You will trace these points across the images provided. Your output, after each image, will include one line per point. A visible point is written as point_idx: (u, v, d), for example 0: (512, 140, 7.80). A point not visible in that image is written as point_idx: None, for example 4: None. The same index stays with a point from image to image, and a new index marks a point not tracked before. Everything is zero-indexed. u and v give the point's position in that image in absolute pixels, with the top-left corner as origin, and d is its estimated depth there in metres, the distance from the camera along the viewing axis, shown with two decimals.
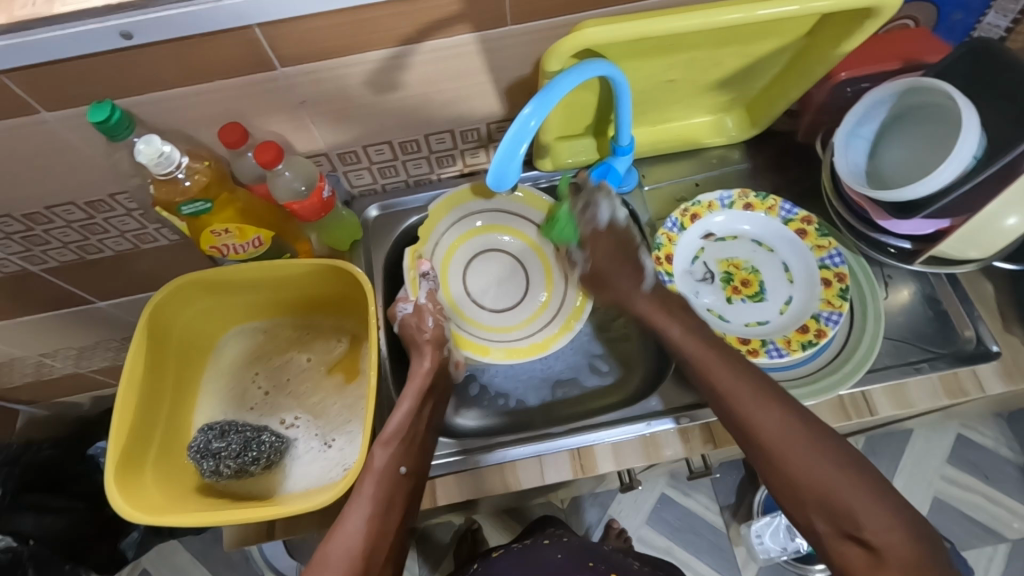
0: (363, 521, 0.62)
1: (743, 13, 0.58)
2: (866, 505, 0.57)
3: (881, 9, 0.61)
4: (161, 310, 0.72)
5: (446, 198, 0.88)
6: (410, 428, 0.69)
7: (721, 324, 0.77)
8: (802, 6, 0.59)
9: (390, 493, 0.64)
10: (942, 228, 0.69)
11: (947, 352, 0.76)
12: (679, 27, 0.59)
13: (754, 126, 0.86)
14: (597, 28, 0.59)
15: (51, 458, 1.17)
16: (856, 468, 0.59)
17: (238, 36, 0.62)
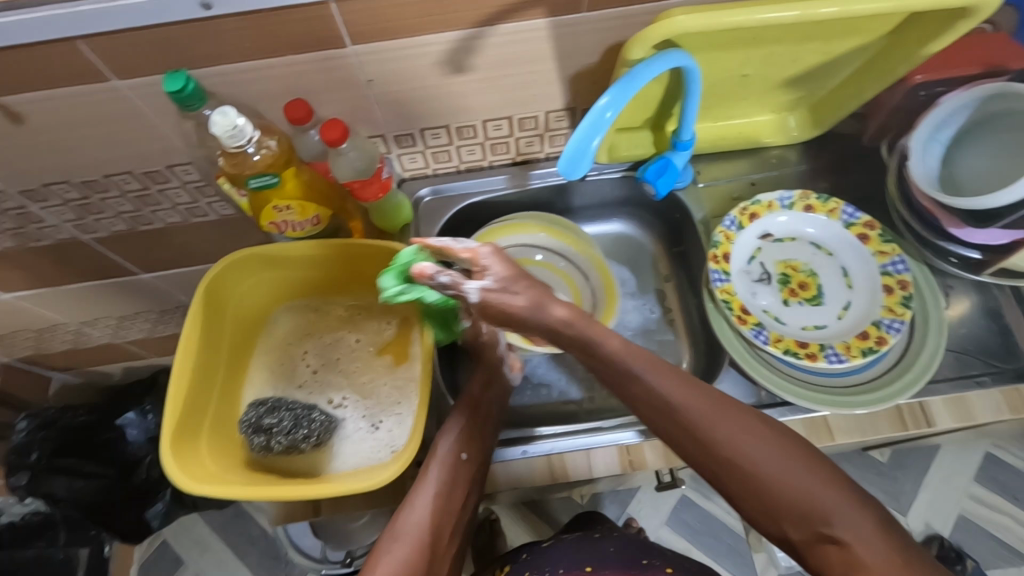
0: (429, 504, 0.62)
1: (837, 8, 0.57)
2: (843, 504, 0.49)
3: (978, 9, 0.59)
4: (219, 282, 0.73)
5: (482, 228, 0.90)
6: (471, 419, 0.68)
7: (777, 326, 0.76)
8: (896, 5, 0.57)
9: (456, 477, 0.64)
10: (1017, 241, 0.67)
11: (1010, 367, 0.74)
12: (771, 19, 0.57)
13: (817, 126, 0.84)
14: (685, 17, 0.58)
15: (86, 424, 1.18)
16: (835, 473, 0.51)
17: (316, 11, 0.61)
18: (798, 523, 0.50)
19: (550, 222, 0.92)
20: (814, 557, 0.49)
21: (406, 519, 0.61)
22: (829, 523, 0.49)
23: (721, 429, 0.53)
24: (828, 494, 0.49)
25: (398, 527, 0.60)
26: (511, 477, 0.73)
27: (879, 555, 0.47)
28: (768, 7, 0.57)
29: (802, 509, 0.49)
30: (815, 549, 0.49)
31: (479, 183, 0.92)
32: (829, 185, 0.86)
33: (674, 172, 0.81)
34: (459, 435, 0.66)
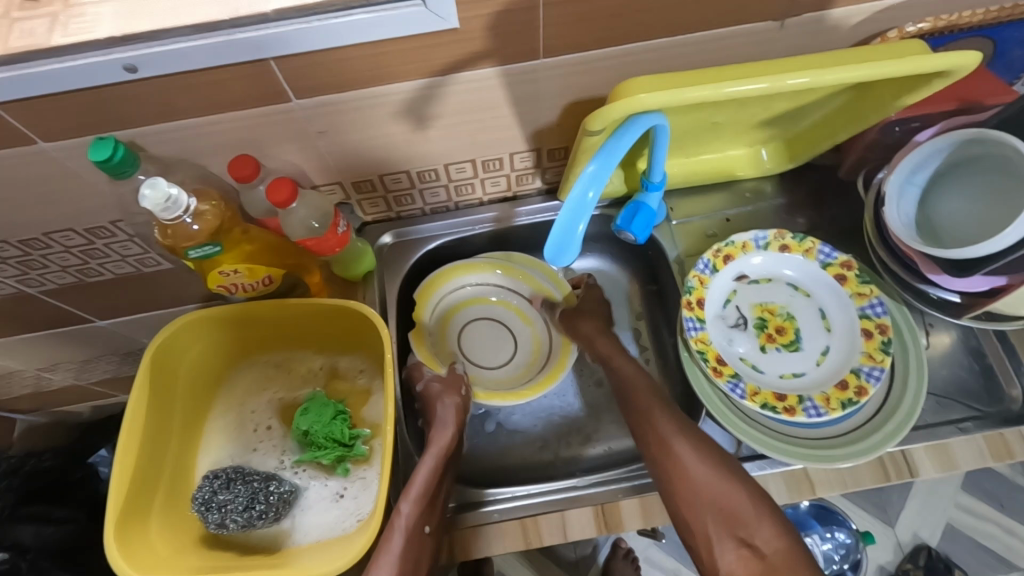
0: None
1: (807, 78, 0.53)
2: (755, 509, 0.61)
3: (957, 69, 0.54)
4: (166, 349, 0.69)
5: (442, 271, 0.86)
6: (434, 487, 0.66)
7: (755, 376, 0.73)
8: (867, 72, 0.53)
9: (419, 554, 0.62)
10: (998, 287, 0.65)
11: (993, 411, 0.72)
12: (743, 93, 0.54)
13: (791, 161, 0.81)
14: (650, 95, 0.54)
15: (52, 468, 1.09)
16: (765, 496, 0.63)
17: (252, 69, 0.57)
18: (724, 527, 0.62)
19: (501, 260, 0.88)
20: (725, 555, 0.61)
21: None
22: (749, 530, 0.61)
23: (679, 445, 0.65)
24: (750, 505, 0.61)
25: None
26: (480, 544, 0.70)
27: (785, 557, 0.59)
28: (739, 80, 0.54)
29: (727, 514, 0.62)
30: (728, 549, 0.61)
31: (446, 225, 0.88)
32: (805, 220, 0.84)
33: (650, 215, 0.77)
34: (419, 507, 0.63)
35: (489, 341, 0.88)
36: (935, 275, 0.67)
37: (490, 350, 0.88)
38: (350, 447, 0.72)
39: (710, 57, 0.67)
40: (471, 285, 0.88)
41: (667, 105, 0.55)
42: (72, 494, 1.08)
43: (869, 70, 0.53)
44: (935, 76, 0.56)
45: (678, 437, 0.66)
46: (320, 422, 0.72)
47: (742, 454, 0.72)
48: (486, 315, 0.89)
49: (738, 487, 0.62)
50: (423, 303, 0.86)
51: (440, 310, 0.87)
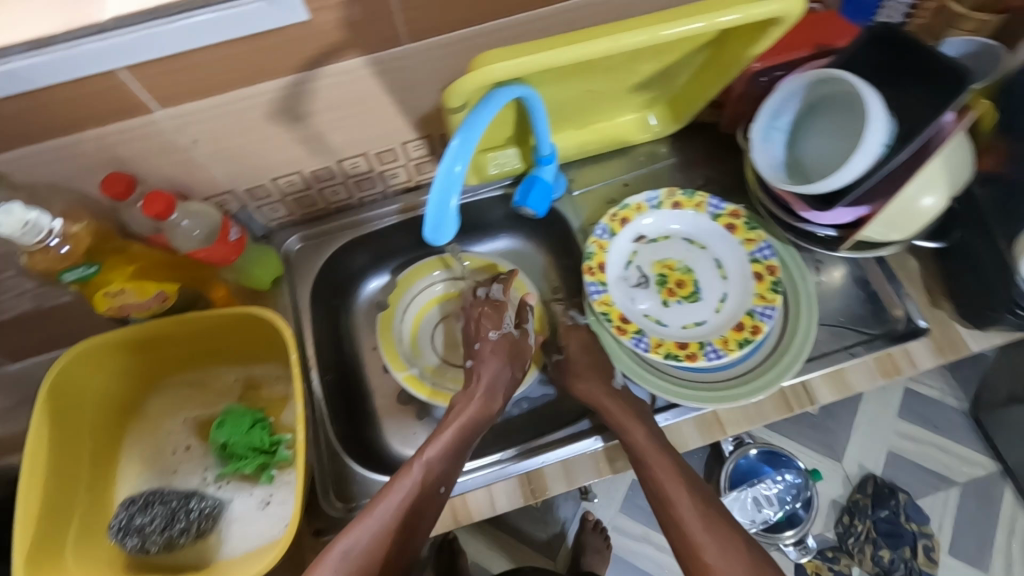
0: (371, 534, 0.59)
1: (647, 36, 0.55)
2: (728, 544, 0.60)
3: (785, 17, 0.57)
4: (65, 379, 0.67)
5: (412, 270, 0.91)
6: (460, 448, 0.67)
7: (659, 329, 0.76)
8: (707, 23, 0.56)
9: (421, 507, 0.62)
10: (862, 216, 0.68)
11: (880, 333, 0.77)
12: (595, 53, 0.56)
13: (677, 121, 0.84)
14: (505, 65, 0.55)
15: None
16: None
17: (103, 82, 0.56)
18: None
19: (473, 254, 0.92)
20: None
21: (346, 545, 0.59)
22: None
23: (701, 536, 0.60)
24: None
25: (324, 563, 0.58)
26: None
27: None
28: (585, 42, 0.55)
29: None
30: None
31: (353, 223, 0.88)
32: (698, 175, 0.88)
33: (545, 187, 0.79)
34: (429, 473, 0.64)
35: (460, 339, 0.90)
36: (805, 212, 0.70)
37: (465, 347, 0.90)
38: (272, 454, 0.72)
39: (574, 27, 0.69)
40: (443, 281, 0.92)
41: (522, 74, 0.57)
42: None
43: (707, 22, 0.56)
44: (770, 24, 0.58)
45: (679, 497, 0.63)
46: (238, 433, 0.72)
47: (657, 405, 0.75)
48: (457, 314, 0.91)
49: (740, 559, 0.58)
50: (395, 301, 0.89)
51: (410, 314, 0.89)
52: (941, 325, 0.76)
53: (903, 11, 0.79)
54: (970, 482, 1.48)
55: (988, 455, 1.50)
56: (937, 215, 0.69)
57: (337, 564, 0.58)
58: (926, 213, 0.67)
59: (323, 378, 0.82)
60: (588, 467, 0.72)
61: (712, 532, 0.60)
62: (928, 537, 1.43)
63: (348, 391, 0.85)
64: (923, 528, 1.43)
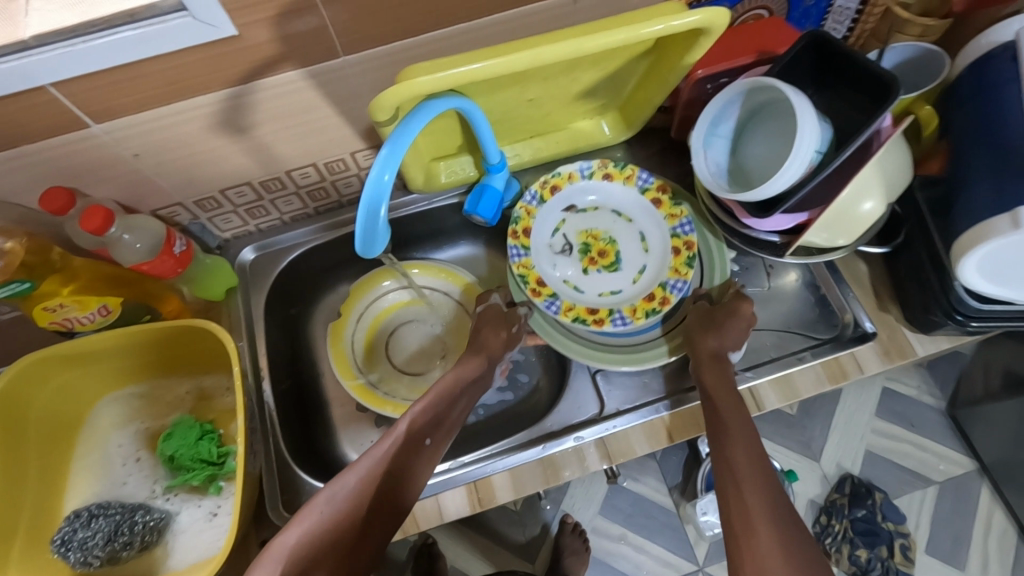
0: (358, 478, 0.61)
1: (573, 45, 0.56)
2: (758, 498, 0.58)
3: (712, 27, 0.58)
4: (10, 393, 0.67)
5: (364, 278, 0.90)
6: (444, 409, 0.69)
7: (575, 295, 0.79)
8: (633, 34, 0.56)
9: (404, 464, 0.63)
10: (801, 222, 0.68)
11: (829, 338, 0.77)
12: (525, 60, 0.56)
13: (628, 128, 0.84)
14: (429, 78, 0.56)
15: None
16: (801, 543, 0.55)
17: (32, 99, 0.56)
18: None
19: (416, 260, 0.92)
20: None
21: (331, 497, 0.59)
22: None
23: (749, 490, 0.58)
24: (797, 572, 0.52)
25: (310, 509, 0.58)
26: None
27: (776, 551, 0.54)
28: (512, 54, 0.56)
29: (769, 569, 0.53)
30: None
31: (310, 232, 0.88)
32: None
33: (495, 195, 0.79)
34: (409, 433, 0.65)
35: (416, 346, 0.91)
36: (747, 219, 0.70)
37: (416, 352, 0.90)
38: (220, 465, 0.72)
39: (515, 37, 0.70)
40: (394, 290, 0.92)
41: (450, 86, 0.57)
42: None
43: (633, 33, 0.56)
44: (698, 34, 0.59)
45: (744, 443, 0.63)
46: (185, 445, 0.72)
47: (606, 412, 0.76)
48: (411, 321, 0.92)
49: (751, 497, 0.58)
50: (347, 311, 0.89)
51: (365, 322, 0.90)
52: (888, 329, 0.76)
53: (849, 16, 0.78)
54: (947, 480, 1.49)
55: (965, 452, 1.51)
56: (881, 216, 0.69)
57: (325, 507, 0.58)
58: (867, 217, 0.68)
59: (276, 389, 0.81)
60: (536, 476, 0.72)
61: (761, 483, 0.59)
62: (905, 537, 1.44)
63: (303, 402, 0.86)
64: (899, 527, 1.45)
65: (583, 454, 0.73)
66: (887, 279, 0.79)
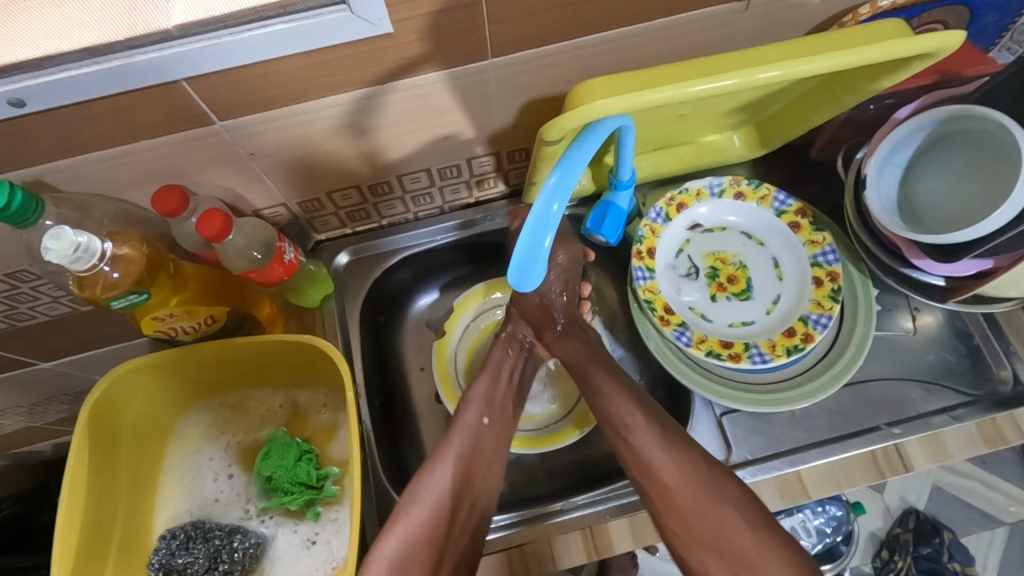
0: (439, 482, 0.63)
1: (782, 71, 0.48)
2: (762, 543, 0.56)
3: (937, 51, 0.50)
4: (105, 403, 0.63)
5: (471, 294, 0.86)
6: (496, 392, 0.72)
7: (704, 325, 0.72)
8: (847, 57, 0.49)
9: (474, 451, 0.67)
10: (985, 270, 0.61)
11: (983, 395, 0.70)
12: (711, 91, 0.49)
13: (763, 146, 0.76)
14: (608, 101, 0.49)
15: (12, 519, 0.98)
16: (764, 518, 0.57)
17: (161, 93, 0.50)
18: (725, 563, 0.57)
19: None
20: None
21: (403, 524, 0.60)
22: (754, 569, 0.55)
23: (657, 459, 0.62)
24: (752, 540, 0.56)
25: (387, 535, 0.59)
26: None
27: None
28: (705, 77, 0.49)
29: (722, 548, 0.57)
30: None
31: (407, 237, 0.82)
32: None
33: (621, 215, 0.73)
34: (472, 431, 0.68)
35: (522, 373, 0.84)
36: (918, 259, 0.64)
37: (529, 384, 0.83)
38: (319, 489, 0.67)
39: (672, 46, 0.62)
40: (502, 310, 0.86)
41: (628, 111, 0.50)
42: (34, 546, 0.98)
43: (847, 56, 0.49)
44: (914, 59, 0.51)
45: (660, 458, 0.62)
46: (283, 466, 0.67)
47: (733, 459, 0.69)
48: None
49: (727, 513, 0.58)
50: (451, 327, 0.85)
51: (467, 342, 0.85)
52: None
53: None
54: (1018, 523, 1.41)
55: None
56: None
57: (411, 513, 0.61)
58: None
59: (371, 406, 0.76)
60: (658, 526, 0.67)
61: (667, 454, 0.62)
62: None
63: (394, 420, 0.80)
64: (966, 568, 1.37)
65: None
66: None
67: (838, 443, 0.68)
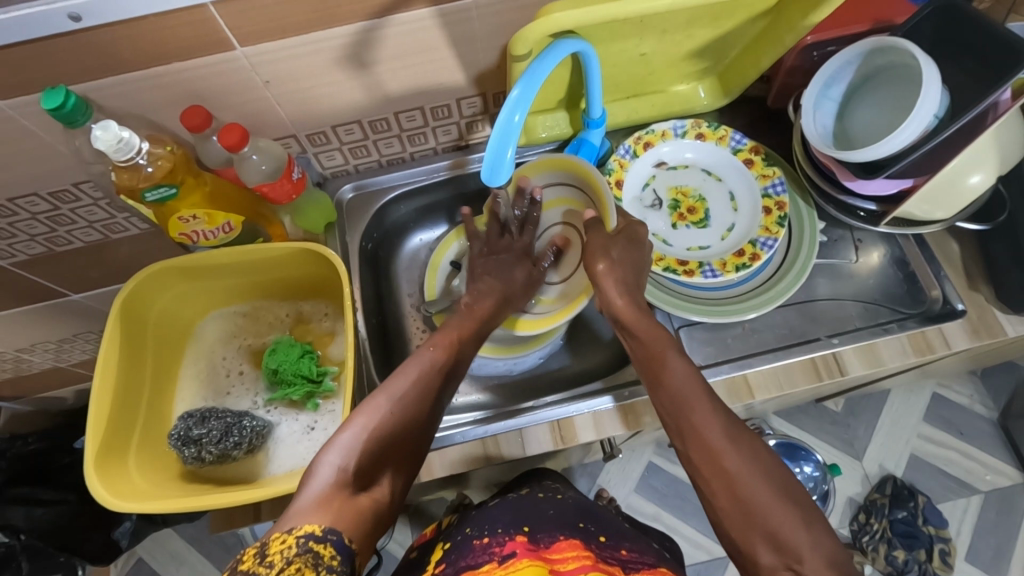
0: (392, 400, 0.57)
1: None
2: (813, 537, 0.49)
3: None
4: (137, 296, 0.72)
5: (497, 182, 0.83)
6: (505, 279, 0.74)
7: (664, 248, 0.80)
8: None
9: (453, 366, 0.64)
10: (904, 188, 0.70)
11: (916, 313, 0.78)
12: (649, 9, 0.61)
13: (725, 94, 0.84)
14: (564, 15, 0.60)
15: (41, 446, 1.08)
16: (787, 486, 0.52)
17: (192, 15, 0.60)
18: (771, 546, 0.50)
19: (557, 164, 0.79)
20: None
21: (344, 439, 0.53)
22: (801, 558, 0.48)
23: (721, 447, 0.54)
24: (800, 527, 0.49)
25: (321, 462, 0.52)
26: (446, 464, 0.74)
27: None
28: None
29: (773, 532, 0.50)
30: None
31: (404, 176, 0.91)
32: None
33: (591, 150, 0.81)
34: (444, 352, 0.63)
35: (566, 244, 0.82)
36: (850, 180, 0.71)
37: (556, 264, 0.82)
38: (318, 383, 0.77)
39: None
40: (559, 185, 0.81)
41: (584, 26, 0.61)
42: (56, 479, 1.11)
43: None
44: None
45: (706, 413, 0.56)
46: (287, 361, 0.76)
47: None
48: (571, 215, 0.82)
49: (786, 504, 0.50)
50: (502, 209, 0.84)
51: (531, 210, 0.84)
52: (977, 308, 0.77)
53: None
54: (993, 491, 1.39)
55: (1013, 463, 1.41)
56: (983, 193, 0.70)
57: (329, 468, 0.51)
58: (973, 191, 0.68)
59: (367, 320, 0.86)
60: (617, 420, 0.76)
61: (733, 443, 0.54)
62: (946, 542, 1.34)
63: (386, 339, 0.90)
64: (940, 531, 1.35)
65: (640, 409, 0.76)
66: (979, 259, 0.80)
67: (783, 350, 0.76)
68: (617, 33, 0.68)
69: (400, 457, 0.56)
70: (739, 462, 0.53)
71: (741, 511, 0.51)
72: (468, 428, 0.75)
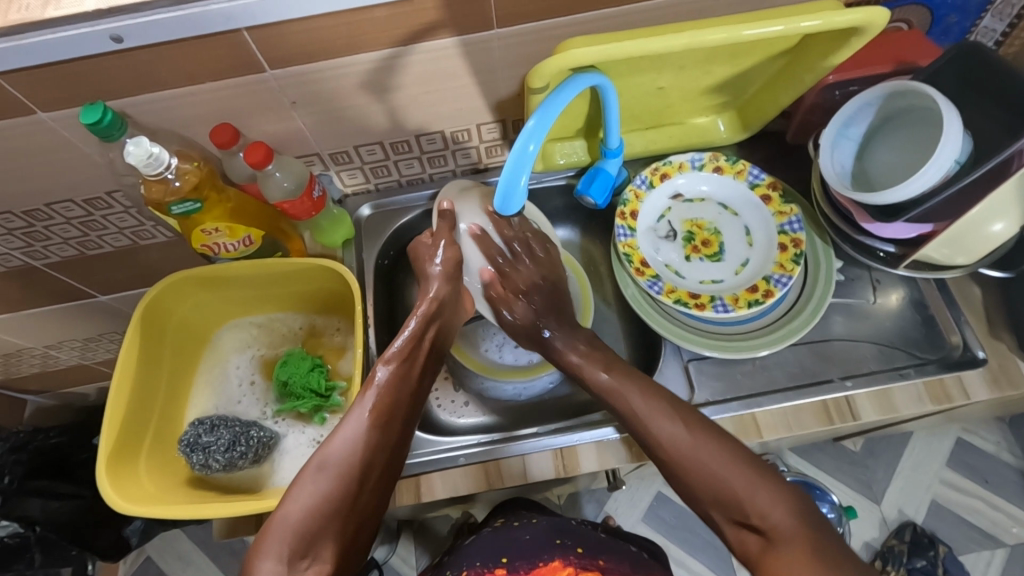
0: (347, 442, 0.59)
1: (728, 34, 0.61)
2: (755, 485, 0.55)
3: (866, 27, 0.62)
4: (158, 301, 0.75)
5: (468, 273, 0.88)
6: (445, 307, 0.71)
7: (676, 280, 0.80)
8: (788, 27, 0.61)
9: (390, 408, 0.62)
10: (924, 233, 0.69)
11: (934, 358, 0.76)
12: (666, 46, 0.61)
13: (745, 129, 0.84)
14: (578, 52, 0.61)
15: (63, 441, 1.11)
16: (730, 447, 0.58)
17: (226, 39, 0.62)
18: (724, 508, 0.56)
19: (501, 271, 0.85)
20: (733, 533, 0.56)
21: (308, 483, 0.56)
22: (749, 508, 0.54)
23: (647, 421, 0.62)
24: (741, 474, 0.55)
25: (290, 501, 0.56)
26: (449, 485, 0.74)
27: (789, 531, 0.52)
28: (661, 36, 0.61)
29: (718, 493, 0.56)
30: (732, 529, 0.56)
31: (423, 196, 0.93)
32: None
33: (607, 179, 0.82)
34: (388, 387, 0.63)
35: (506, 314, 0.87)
36: (867, 223, 0.71)
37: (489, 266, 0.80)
38: (326, 398, 0.78)
39: (653, 25, 0.72)
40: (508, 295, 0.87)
41: (599, 62, 0.62)
42: (74, 473, 1.15)
43: None
44: (850, 34, 0.63)
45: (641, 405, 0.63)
46: (298, 373, 0.78)
47: (696, 401, 0.75)
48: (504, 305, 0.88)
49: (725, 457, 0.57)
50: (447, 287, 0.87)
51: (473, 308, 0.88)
52: (999, 357, 0.75)
53: (995, 38, 0.77)
54: (1020, 546, 1.32)
55: None
56: (1007, 239, 0.68)
57: (299, 505, 0.55)
58: (996, 237, 0.67)
59: (378, 336, 0.87)
60: (621, 451, 0.75)
61: (663, 416, 0.61)
62: None
63: None
64: None
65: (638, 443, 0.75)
66: (1003, 306, 0.78)
67: (795, 390, 0.75)
68: (636, 67, 0.69)
69: (364, 499, 0.58)
70: (683, 443, 0.59)
71: (691, 482, 0.58)
72: (474, 450, 0.75)
